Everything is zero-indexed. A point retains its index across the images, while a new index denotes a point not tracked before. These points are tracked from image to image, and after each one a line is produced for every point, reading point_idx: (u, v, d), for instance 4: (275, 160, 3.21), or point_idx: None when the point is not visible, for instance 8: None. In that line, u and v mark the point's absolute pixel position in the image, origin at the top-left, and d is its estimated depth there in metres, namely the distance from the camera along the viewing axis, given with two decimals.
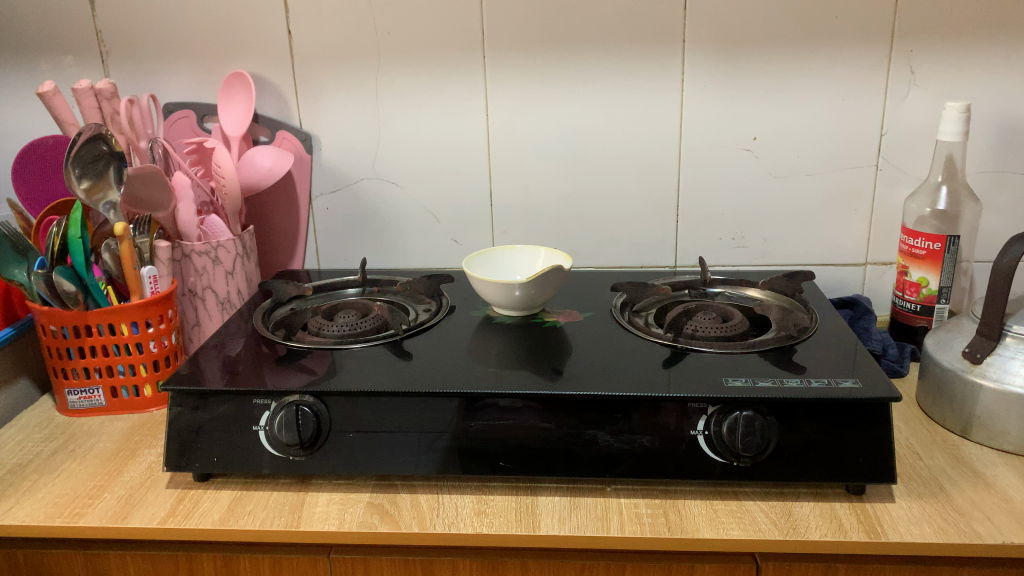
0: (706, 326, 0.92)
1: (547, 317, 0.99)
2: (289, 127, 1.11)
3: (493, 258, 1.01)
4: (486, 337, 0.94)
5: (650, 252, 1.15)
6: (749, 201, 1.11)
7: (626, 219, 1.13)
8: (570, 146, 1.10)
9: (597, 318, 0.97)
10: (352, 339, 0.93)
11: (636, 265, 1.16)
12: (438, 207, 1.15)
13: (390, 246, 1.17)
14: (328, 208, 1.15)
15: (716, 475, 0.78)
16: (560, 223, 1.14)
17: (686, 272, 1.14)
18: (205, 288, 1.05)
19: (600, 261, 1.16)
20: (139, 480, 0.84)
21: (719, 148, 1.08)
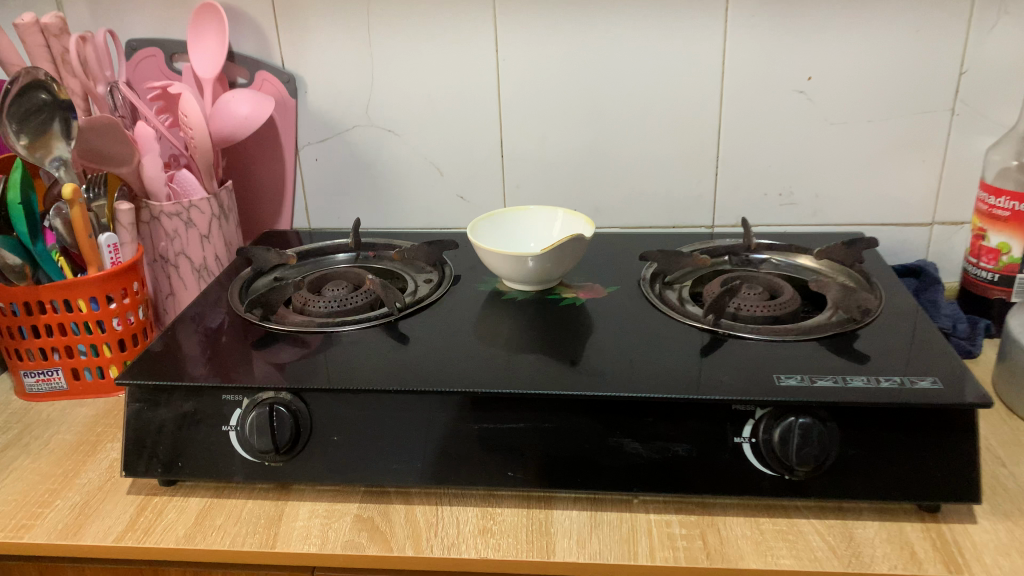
0: (751, 305, 0.79)
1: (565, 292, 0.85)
2: (270, 68, 0.97)
3: (502, 222, 0.87)
4: (494, 316, 0.82)
5: (684, 210, 1.01)
6: (800, 150, 0.96)
7: (656, 172, 0.99)
8: (594, 88, 0.95)
9: (623, 295, 0.84)
10: (340, 319, 0.81)
11: (667, 224, 1.02)
12: (442, 159, 1.01)
13: (388, 202, 1.04)
14: (317, 159, 1.02)
15: (764, 490, 0.66)
16: (581, 178, 1.00)
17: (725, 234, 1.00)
18: (178, 254, 0.93)
19: (627, 219, 1.02)
20: (97, 484, 0.74)
21: (767, 89, 0.93)
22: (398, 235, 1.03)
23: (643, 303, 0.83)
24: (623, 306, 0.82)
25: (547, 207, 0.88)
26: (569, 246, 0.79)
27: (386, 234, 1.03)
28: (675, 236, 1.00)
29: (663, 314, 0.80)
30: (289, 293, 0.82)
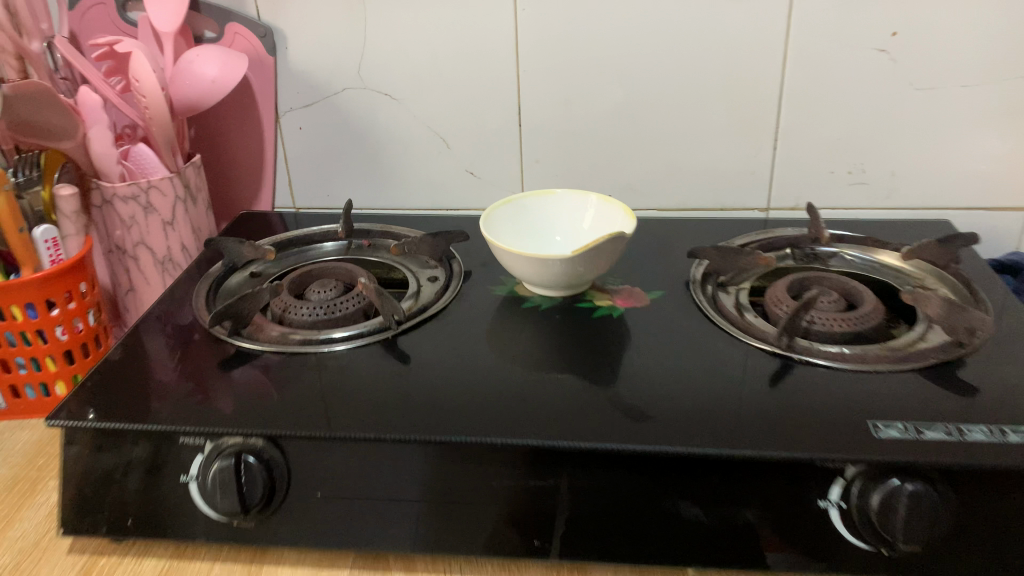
0: (827, 318, 0.66)
1: (599, 298, 0.71)
2: (242, 19, 0.81)
3: (523, 211, 0.73)
4: (513, 329, 0.68)
5: (733, 189, 0.86)
6: (875, 121, 0.80)
7: (703, 145, 0.84)
8: (632, 44, 0.78)
9: (667, 302, 0.70)
10: (330, 333, 0.67)
11: (713, 206, 0.87)
12: (449, 128, 0.85)
13: (386, 179, 0.89)
14: (302, 127, 0.87)
15: (854, 568, 0.53)
16: (613, 152, 0.85)
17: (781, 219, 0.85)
18: (137, 244, 0.78)
19: (665, 199, 0.87)
20: (33, 540, 0.60)
21: (841, 47, 0.77)
22: (398, 219, 0.88)
23: (692, 314, 0.69)
24: (670, 317, 0.68)
25: (575, 191, 0.73)
26: (608, 248, 0.64)
27: (384, 218, 0.88)
28: (723, 222, 0.85)
29: (717, 330, 0.66)
30: (267, 300, 0.68)
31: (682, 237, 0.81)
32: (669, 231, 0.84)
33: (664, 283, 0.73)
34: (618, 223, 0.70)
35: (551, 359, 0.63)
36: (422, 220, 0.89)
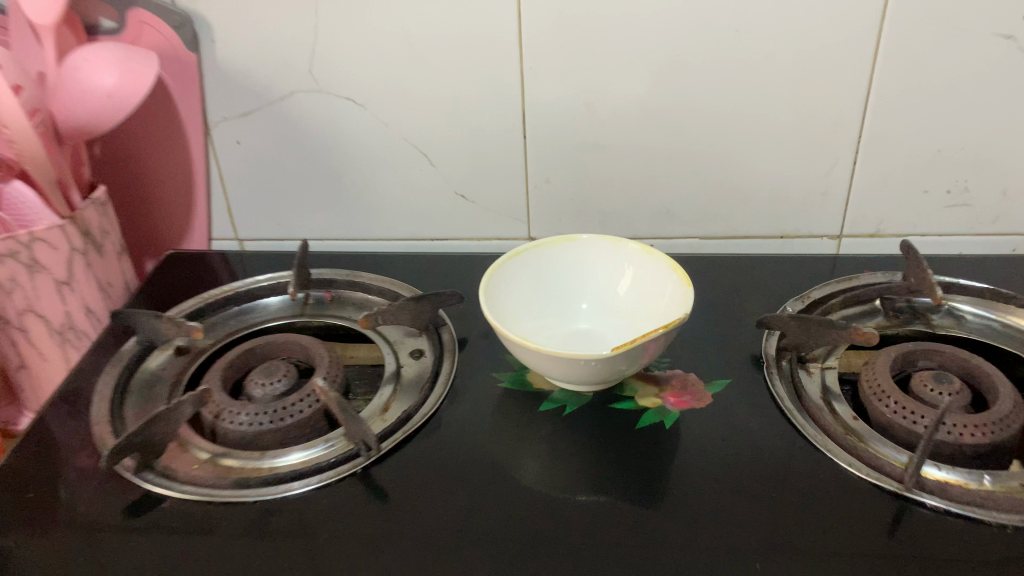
0: (959, 422, 0.48)
1: (643, 392, 0.53)
2: (151, 4, 0.60)
3: (537, 267, 0.55)
4: (527, 438, 0.50)
5: (799, 214, 0.67)
6: (990, 129, 0.62)
7: (762, 160, 0.65)
8: (676, 33, 0.58)
9: (733, 397, 0.52)
10: (276, 461, 0.49)
11: (772, 233, 0.68)
12: (432, 141, 0.65)
13: (354, 205, 0.70)
14: (241, 142, 0.67)
15: None
16: (646, 170, 0.66)
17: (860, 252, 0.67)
18: (20, 314, 0.58)
19: (712, 226, 0.69)
20: None
21: (955, 34, 0.57)
22: (371, 258, 0.69)
23: (769, 414, 0.51)
24: (739, 421, 0.50)
25: (605, 239, 0.55)
26: (660, 343, 0.46)
27: (353, 256, 0.69)
28: (785, 259, 0.67)
29: (805, 441, 0.49)
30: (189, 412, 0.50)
31: (737, 284, 0.63)
32: (718, 271, 0.66)
33: (725, 364, 0.55)
34: (668, 291, 0.52)
35: (583, 491, 0.46)
36: (401, 258, 0.70)
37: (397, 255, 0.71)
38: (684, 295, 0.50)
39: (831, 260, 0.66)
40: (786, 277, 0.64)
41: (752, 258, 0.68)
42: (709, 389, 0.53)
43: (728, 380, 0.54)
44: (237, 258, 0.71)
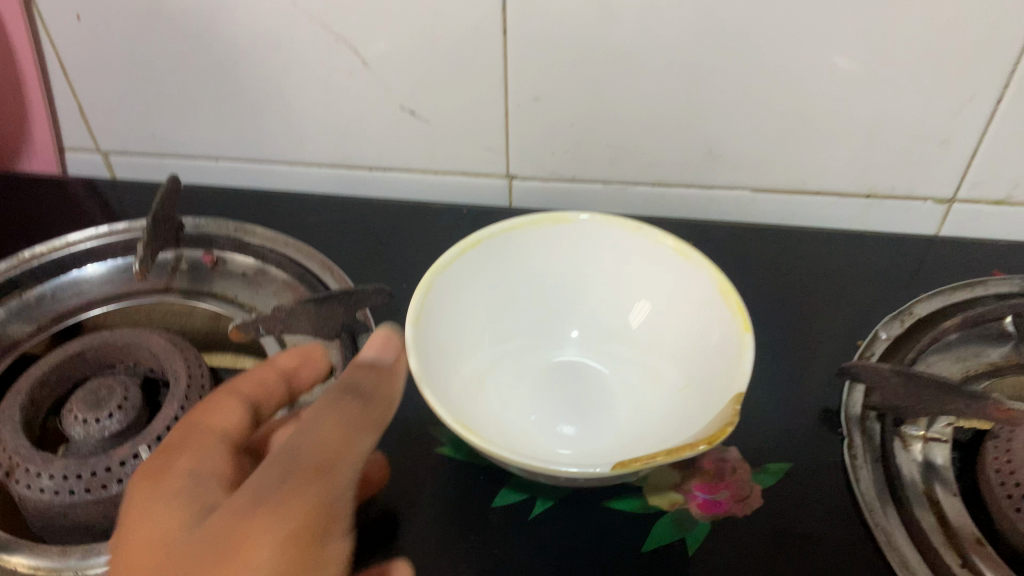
0: None
1: (658, 478, 0.34)
2: None
3: (508, 258, 0.38)
4: (454, 557, 0.31)
5: (903, 168, 0.45)
6: None
7: (860, 91, 0.42)
8: None
9: (790, 500, 0.33)
10: (88, 572, 0.32)
11: (856, 190, 0.47)
12: (355, 30, 0.42)
13: (252, 118, 0.48)
14: (80, 19, 0.44)
15: None
16: (680, 96, 0.43)
17: (975, 253, 0.47)
18: None
19: (773, 177, 0.47)
20: None
21: None
22: (283, 216, 0.49)
23: (845, 535, 0.32)
24: (795, 550, 0.32)
25: (621, 222, 0.37)
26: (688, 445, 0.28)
27: (265, 207, 0.50)
28: (860, 251, 0.47)
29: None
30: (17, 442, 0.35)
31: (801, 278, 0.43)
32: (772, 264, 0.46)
33: (777, 434, 0.36)
34: (714, 337, 0.33)
35: None
36: (323, 214, 0.50)
37: (319, 204, 0.51)
38: (728, 340, 0.32)
39: (919, 258, 0.47)
40: (865, 285, 0.44)
41: (819, 238, 0.48)
42: (758, 479, 0.34)
43: (785, 465, 0.35)
44: (107, 190, 0.52)
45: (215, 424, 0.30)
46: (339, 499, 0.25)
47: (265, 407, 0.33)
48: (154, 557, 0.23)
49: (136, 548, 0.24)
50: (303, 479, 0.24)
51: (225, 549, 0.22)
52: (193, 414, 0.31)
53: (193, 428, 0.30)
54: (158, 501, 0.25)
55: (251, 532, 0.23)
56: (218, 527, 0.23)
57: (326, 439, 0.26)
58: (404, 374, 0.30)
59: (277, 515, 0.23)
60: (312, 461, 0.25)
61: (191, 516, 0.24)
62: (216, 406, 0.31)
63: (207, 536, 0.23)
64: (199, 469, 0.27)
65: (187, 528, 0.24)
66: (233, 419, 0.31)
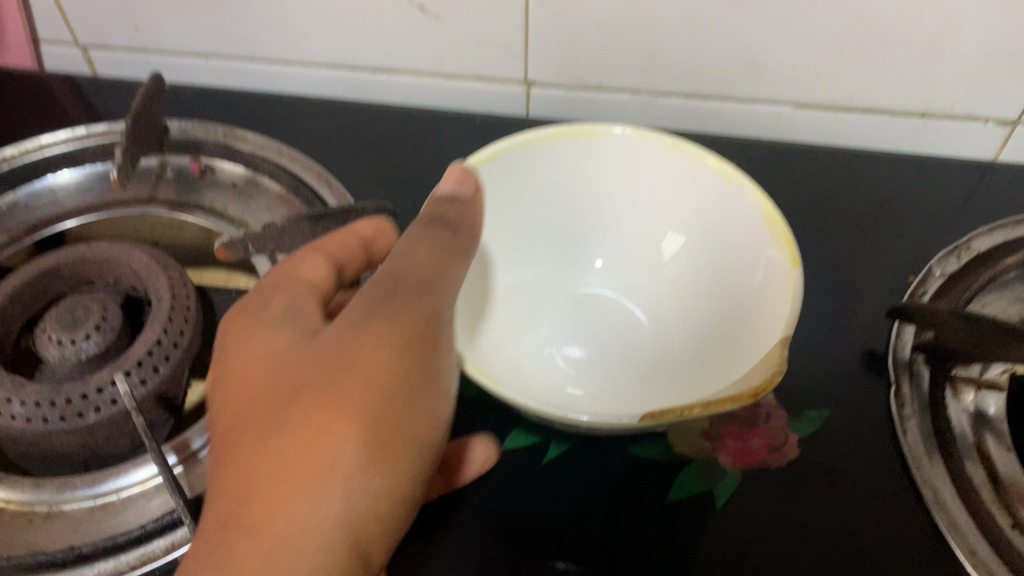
0: None
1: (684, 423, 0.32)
2: None
3: (529, 173, 0.34)
4: (461, 506, 0.29)
5: (967, 88, 0.40)
6: None
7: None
8: None
9: (824, 454, 0.31)
10: (65, 507, 0.30)
11: (912, 110, 0.41)
12: None
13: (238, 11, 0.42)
14: None
15: None
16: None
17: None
18: None
19: (820, 93, 0.42)
20: None
21: None
22: (276, 122, 0.45)
23: (885, 494, 0.30)
24: (829, 509, 0.29)
25: (657, 136, 0.33)
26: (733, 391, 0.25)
27: (258, 111, 0.46)
28: (909, 175, 0.43)
29: (953, 565, 0.28)
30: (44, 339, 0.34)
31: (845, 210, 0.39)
32: (813, 191, 0.42)
33: (813, 381, 0.33)
34: (757, 274, 0.30)
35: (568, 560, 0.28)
36: (321, 120, 0.45)
37: (317, 108, 0.46)
38: (774, 273, 0.28)
39: (973, 186, 0.42)
40: (912, 218, 0.40)
41: (866, 160, 0.44)
42: (793, 428, 0.31)
43: (825, 413, 0.32)
44: (87, 88, 0.47)
45: (305, 274, 0.29)
46: (441, 314, 0.26)
47: (348, 267, 0.32)
48: (268, 365, 0.25)
49: (240, 363, 0.26)
50: (407, 296, 0.26)
51: (347, 355, 0.24)
52: (280, 268, 0.29)
53: (285, 278, 0.29)
54: (257, 324, 0.26)
55: (366, 343, 0.25)
56: (334, 339, 0.25)
57: (425, 259, 0.27)
58: (481, 206, 0.31)
59: (389, 326, 0.25)
60: (414, 279, 0.27)
61: (294, 333, 0.26)
62: (306, 261, 0.30)
63: (328, 342, 0.25)
64: (294, 307, 0.27)
65: (296, 343, 0.26)
66: (322, 275, 0.30)
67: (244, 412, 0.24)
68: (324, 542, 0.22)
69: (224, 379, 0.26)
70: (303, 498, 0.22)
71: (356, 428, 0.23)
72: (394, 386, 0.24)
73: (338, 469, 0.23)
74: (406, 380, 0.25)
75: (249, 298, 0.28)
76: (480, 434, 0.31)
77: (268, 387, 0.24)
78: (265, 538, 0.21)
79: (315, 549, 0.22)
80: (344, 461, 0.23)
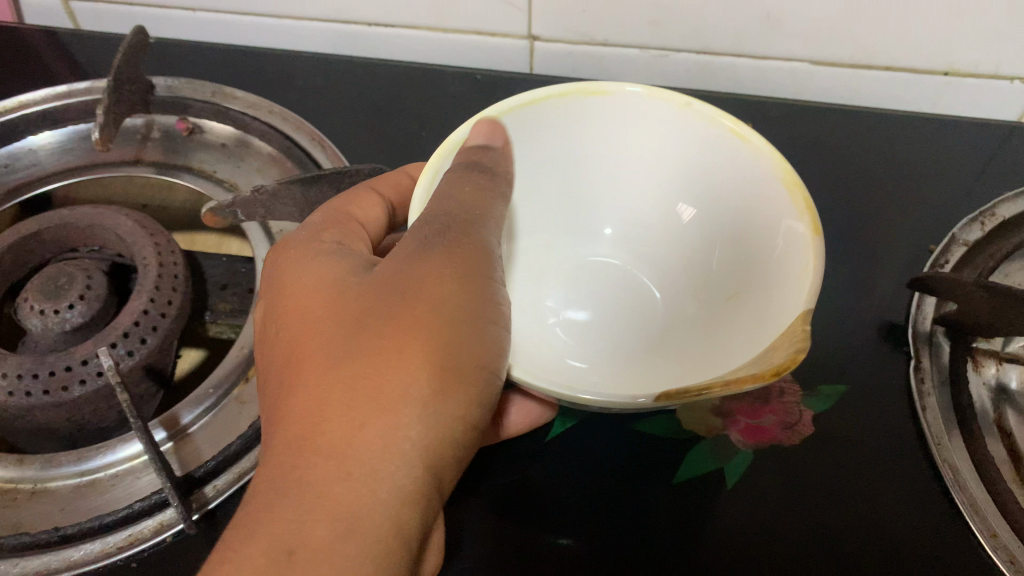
0: None
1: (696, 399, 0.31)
2: None
3: (533, 132, 0.32)
4: (462, 484, 0.28)
5: (991, 45, 0.38)
6: None
7: None
8: None
9: (841, 430, 0.30)
10: (51, 484, 0.29)
11: (933, 68, 0.39)
12: None
13: None
14: None
15: None
16: None
17: None
18: None
19: (836, 50, 0.39)
20: None
21: None
22: (268, 81, 0.43)
23: (903, 473, 0.29)
24: (844, 489, 0.28)
25: (666, 95, 0.31)
26: (746, 374, 0.23)
27: (249, 67, 0.44)
28: (930, 138, 0.41)
29: (972, 549, 0.27)
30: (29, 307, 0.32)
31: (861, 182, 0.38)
32: (826, 154, 0.40)
33: (827, 353, 0.32)
34: (778, 245, 0.28)
35: (577, 541, 0.27)
36: (313, 76, 0.43)
37: (311, 65, 0.44)
38: (794, 244, 0.27)
39: (994, 147, 0.40)
40: (929, 182, 0.39)
41: (883, 120, 0.42)
42: (808, 403, 0.30)
43: (841, 388, 0.31)
44: (68, 42, 0.45)
45: (360, 213, 0.30)
46: (488, 249, 0.26)
47: (400, 213, 0.33)
48: (325, 299, 0.25)
49: (298, 297, 0.26)
50: (460, 230, 0.26)
51: (408, 285, 0.24)
52: (340, 202, 0.31)
53: (342, 212, 0.30)
54: (313, 261, 0.27)
55: (426, 271, 0.24)
56: (391, 272, 0.25)
57: (468, 195, 0.27)
58: (509, 159, 0.30)
59: (446, 255, 0.25)
60: (462, 214, 0.26)
61: (347, 269, 0.26)
62: (362, 201, 0.31)
63: (383, 277, 0.25)
64: (347, 242, 0.28)
65: (352, 277, 0.26)
66: (375, 217, 0.31)
67: (309, 340, 0.24)
68: (399, 464, 0.21)
69: (281, 315, 0.26)
70: (377, 419, 0.21)
71: (425, 351, 0.23)
72: (459, 311, 0.24)
73: (407, 396, 0.22)
74: (470, 311, 0.24)
75: (303, 233, 0.28)
76: (511, 393, 0.29)
77: (327, 319, 0.24)
78: (344, 457, 0.21)
79: (390, 471, 0.21)
80: (415, 389, 0.22)
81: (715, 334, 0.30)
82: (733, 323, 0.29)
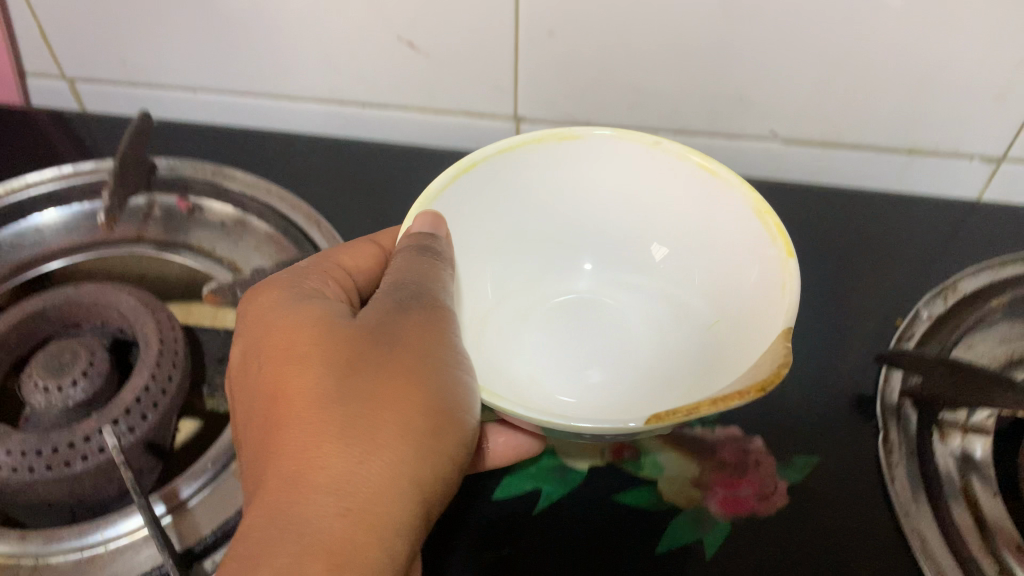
0: None
1: (675, 471, 0.32)
2: None
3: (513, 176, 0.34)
4: (452, 556, 0.29)
5: (948, 129, 0.40)
6: None
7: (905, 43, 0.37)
8: None
9: (813, 499, 0.31)
10: (52, 559, 0.30)
11: (895, 149, 0.42)
12: None
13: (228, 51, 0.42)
14: None
15: None
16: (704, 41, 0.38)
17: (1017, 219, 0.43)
18: None
19: (804, 132, 0.42)
20: None
21: None
22: (263, 160, 0.45)
23: (873, 541, 0.30)
24: (817, 556, 0.29)
25: (636, 137, 0.34)
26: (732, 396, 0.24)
27: (248, 148, 0.46)
28: (894, 215, 0.43)
29: None
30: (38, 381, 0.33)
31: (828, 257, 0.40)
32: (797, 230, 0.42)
33: (799, 425, 0.33)
34: (756, 270, 0.30)
35: None
36: (309, 157, 0.45)
37: (306, 146, 0.46)
38: (768, 266, 0.29)
39: (956, 223, 0.43)
40: (894, 257, 0.41)
41: (849, 197, 0.44)
42: (782, 475, 0.32)
43: (813, 460, 0.32)
44: (75, 124, 0.47)
45: (352, 260, 0.32)
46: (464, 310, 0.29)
47: None
48: (313, 335, 0.26)
49: (284, 329, 0.27)
50: (433, 294, 0.28)
51: (397, 337, 0.26)
52: (331, 251, 0.32)
53: (328, 262, 0.31)
54: (291, 302, 0.28)
55: (413, 328, 0.27)
56: (374, 324, 0.27)
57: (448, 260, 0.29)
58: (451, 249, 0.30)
59: (431, 317, 0.27)
60: (441, 276, 0.29)
61: (333, 310, 0.28)
62: (356, 251, 0.32)
63: (374, 326, 0.27)
64: (325, 292, 0.30)
65: (336, 319, 0.27)
66: (369, 265, 0.32)
67: (295, 376, 0.25)
68: (391, 502, 0.23)
69: (268, 346, 0.27)
70: (375, 457, 0.23)
71: (418, 400, 0.25)
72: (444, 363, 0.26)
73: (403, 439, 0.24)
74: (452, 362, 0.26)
75: (287, 280, 0.30)
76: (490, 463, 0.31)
77: (316, 353, 0.26)
78: (347, 493, 0.23)
79: (387, 509, 0.23)
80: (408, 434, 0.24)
81: (695, 368, 0.32)
82: (713, 358, 0.31)
